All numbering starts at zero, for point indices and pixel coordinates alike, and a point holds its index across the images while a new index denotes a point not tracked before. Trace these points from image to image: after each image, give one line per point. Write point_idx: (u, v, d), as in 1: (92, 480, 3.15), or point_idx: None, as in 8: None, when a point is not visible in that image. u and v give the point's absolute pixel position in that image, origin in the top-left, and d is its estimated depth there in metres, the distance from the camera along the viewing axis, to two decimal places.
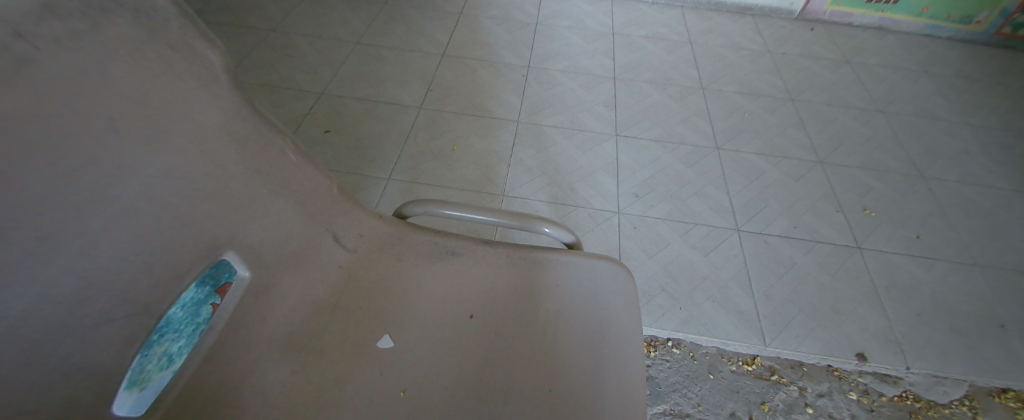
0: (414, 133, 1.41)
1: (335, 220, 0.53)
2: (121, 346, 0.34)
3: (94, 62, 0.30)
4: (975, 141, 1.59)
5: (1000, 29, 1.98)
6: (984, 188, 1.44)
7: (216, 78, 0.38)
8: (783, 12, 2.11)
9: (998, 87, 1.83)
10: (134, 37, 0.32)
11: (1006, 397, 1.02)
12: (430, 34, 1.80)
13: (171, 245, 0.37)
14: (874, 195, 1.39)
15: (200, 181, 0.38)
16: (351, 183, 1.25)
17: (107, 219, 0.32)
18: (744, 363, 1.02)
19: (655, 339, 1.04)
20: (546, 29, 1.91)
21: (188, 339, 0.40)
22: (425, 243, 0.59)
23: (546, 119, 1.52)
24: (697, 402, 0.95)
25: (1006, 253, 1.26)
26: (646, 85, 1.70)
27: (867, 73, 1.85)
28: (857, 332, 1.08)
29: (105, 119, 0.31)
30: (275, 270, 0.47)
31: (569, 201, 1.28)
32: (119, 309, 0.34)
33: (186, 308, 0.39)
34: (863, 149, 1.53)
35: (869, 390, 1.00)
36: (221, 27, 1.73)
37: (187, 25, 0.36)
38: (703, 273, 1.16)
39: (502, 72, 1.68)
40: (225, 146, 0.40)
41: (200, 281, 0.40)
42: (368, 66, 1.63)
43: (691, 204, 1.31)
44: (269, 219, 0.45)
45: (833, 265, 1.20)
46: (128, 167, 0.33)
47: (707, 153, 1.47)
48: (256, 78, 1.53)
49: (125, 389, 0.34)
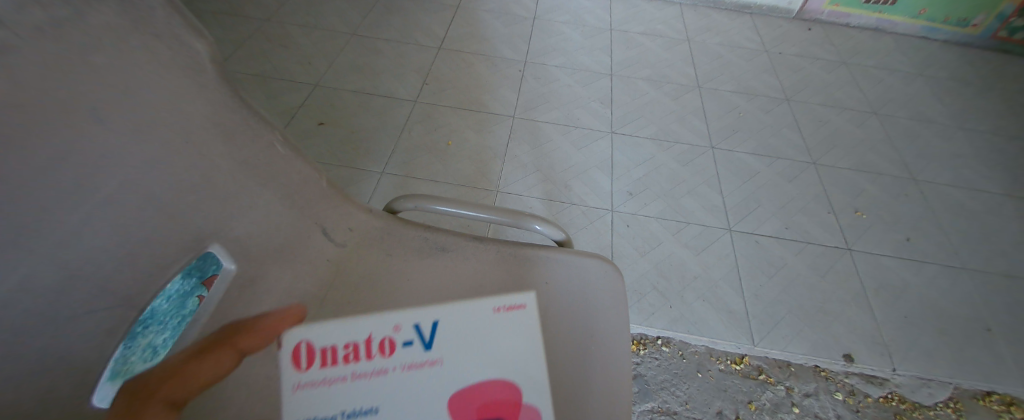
0: (408, 127, 1.41)
1: (323, 214, 0.53)
2: (102, 338, 0.35)
3: (76, 50, 0.30)
4: (967, 144, 1.60)
5: (996, 33, 1.99)
6: (974, 192, 1.45)
7: (203, 69, 0.38)
8: (781, 13, 2.10)
9: (993, 91, 1.84)
10: (117, 26, 0.32)
11: (990, 400, 1.03)
12: (427, 26, 1.79)
13: (155, 236, 0.37)
14: (866, 198, 1.40)
15: (184, 173, 0.38)
16: (344, 177, 1.25)
17: (89, 209, 0.32)
18: (733, 362, 1.03)
19: (645, 337, 1.05)
20: (544, 24, 1.90)
21: (172, 331, 0.43)
22: (414, 239, 0.58)
23: (542, 115, 1.51)
24: (684, 400, 0.96)
25: (995, 258, 1.28)
26: (642, 82, 1.70)
27: (864, 75, 1.85)
28: (845, 333, 1.10)
29: (87, 108, 0.31)
30: (262, 263, 0.48)
31: (564, 198, 1.28)
32: (99, 302, 0.34)
33: (171, 300, 0.43)
34: (856, 151, 1.54)
35: (855, 391, 1.02)
36: (214, 15, 1.70)
37: (173, 14, 0.35)
38: (694, 272, 1.16)
39: (499, 66, 1.67)
40: (211, 138, 0.39)
41: (185, 273, 0.43)
42: (363, 57, 1.62)
43: (684, 203, 1.32)
44: (254, 211, 0.45)
45: (823, 266, 1.21)
46: (110, 157, 0.33)
47: (702, 152, 1.47)
48: (249, 68, 1.52)
49: (107, 380, 0.36)
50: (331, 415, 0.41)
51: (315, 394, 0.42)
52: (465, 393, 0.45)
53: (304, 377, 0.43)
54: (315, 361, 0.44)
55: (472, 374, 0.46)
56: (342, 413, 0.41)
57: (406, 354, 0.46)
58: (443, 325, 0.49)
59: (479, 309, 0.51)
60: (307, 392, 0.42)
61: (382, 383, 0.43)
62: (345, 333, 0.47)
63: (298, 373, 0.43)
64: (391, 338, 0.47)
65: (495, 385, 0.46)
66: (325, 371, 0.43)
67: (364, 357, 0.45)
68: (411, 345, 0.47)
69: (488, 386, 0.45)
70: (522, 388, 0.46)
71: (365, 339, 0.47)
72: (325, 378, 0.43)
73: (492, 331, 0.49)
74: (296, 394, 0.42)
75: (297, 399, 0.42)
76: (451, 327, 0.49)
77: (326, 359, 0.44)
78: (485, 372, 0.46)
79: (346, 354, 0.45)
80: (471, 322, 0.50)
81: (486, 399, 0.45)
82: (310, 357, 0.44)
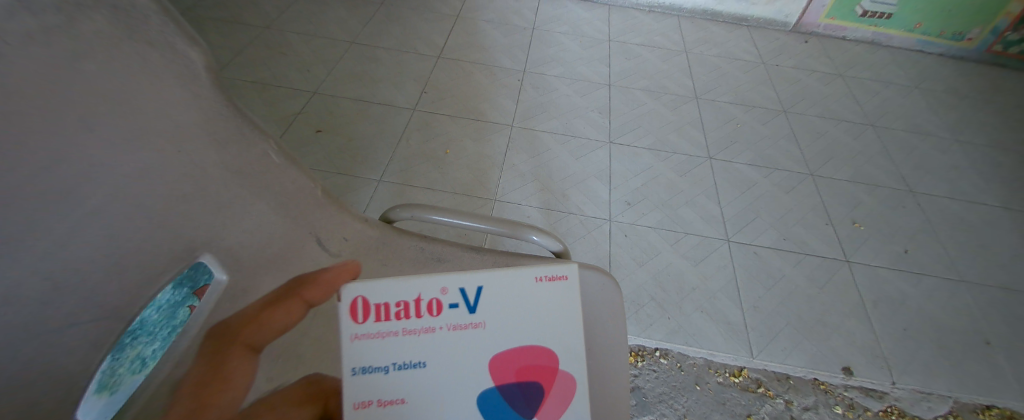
0: (407, 135, 1.41)
1: (318, 223, 0.52)
2: (88, 350, 0.35)
3: (67, 57, 0.29)
4: (963, 157, 1.61)
5: (990, 47, 2.01)
6: (971, 205, 1.45)
7: (197, 77, 0.37)
8: (778, 25, 2.12)
9: (988, 104, 1.86)
10: (108, 34, 0.31)
11: (990, 414, 1.02)
12: (427, 36, 1.80)
13: (143, 245, 0.38)
14: (863, 209, 1.40)
15: (175, 180, 0.38)
16: (342, 185, 1.25)
17: (76, 218, 0.32)
18: (732, 374, 1.02)
19: (643, 349, 1.04)
20: (543, 34, 1.91)
21: (162, 342, 0.43)
22: (410, 249, 0.58)
23: (540, 125, 1.51)
24: (683, 413, 0.96)
25: (993, 271, 1.28)
26: (640, 92, 1.71)
27: (859, 87, 1.86)
28: (844, 345, 1.09)
29: (76, 116, 0.31)
30: (254, 273, 0.48)
31: (562, 207, 1.28)
32: (84, 313, 0.34)
33: (161, 310, 0.42)
34: (853, 162, 1.54)
35: (854, 404, 1.01)
36: (214, 23, 1.71)
37: (167, 22, 0.34)
38: (693, 283, 1.16)
39: (498, 75, 1.67)
40: (205, 146, 0.40)
41: (176, 283, 0.43)
42: (363, 65, 1.62)
43: (682, 214, 1.32)
44: (247, 221, 0.46)
45: (821, 278, 1.21)
46: (99, 165, 0.33)
47: (700, 163, 1.47)
48: (248, 75, 1.52)
49: (92, 393, 0.36)
50: (384, 367, 0.36)
51: (372, 348, 0.36)
52: (510, 361, 0.38)
53: (363, 328, 0.37)
54: (372, 314, 0.37)
55: (517, 342, 0.38)
56: (393, 367, 0.36)
57: (451, 318, 0.38)
58: (492, 286, 0.39)
59: (524, 274, 0.39)
60: (367, 345, 0.36)
61: (431, 344, 0.37)
62: (396, 289, 0.37)
63: (356, 325, 0.37)
64: (438, 298, 0.38)
65: (545, 355, 0.39)
66: (382, 324, 0.37)
67: (415, 316, 0.37)
68: (457, 308, 0.38)
69: (536, 354, 0.39)
70: (566, 363, 0.39)
71: (416, 297, 0.38)
72: (382, 331, 0.37)
73: (540, 300, 0.40)
74: (352, 352, 0.36)
75: (356, 351, 0.36)
76: (502, 290, 0.39)
77: (382, 313, 0.37)
78: (534, 340, 0.39)
79: (397, 313, 0.37)
80: (520, 287, 0.39)
81: (529, 368, 0.39)
82: (365, 311, 0.37)
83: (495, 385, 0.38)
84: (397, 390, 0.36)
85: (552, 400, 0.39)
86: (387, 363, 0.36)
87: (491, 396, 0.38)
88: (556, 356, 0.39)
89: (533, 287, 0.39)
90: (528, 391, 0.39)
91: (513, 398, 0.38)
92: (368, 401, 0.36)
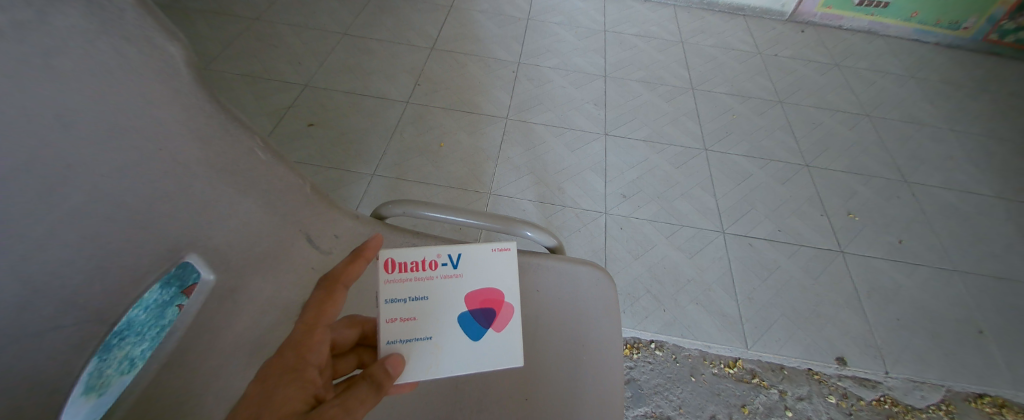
0: (400, 128, 1.39)
1: (308, 221, 0.54)
2: (71, 353, 0.35)
3: (40, 54, 0.29)
4: (958, 146, 1.62)
5: (987, 36, 2.00)
6: (966, 194, 1.46)
7: (175, 74, 0.37)
8: (775, 14, 2.10)
9: (985, 93, 1.85)
10: (84, 28, 0.31)
11: (982, 402, 1.04)
12: (419, 27, 1.77)
13: (128, 247, 0.37)
14: (859, 200, 1.40)
15: (159, 180, 0.38)
16: (335, 179, 1.24)
17: (53, 221, 0.32)
18: (726, 366, 1.03)
19: (638, 341, 1.05)
20: (538, 25, 1.89)
21: (151, 342, 0.43)
22: (403, 244, 0.60)
23: (535, 117, 1.50)
24: (678, 404, 0.97)
25: (987, 260, 1.29)
26: (635, 84, 1.69)
27: (855, 76, 1.86)
28: (839, 336, 1.10)
29: (53, 113, 0.31)
30: (244, 274, 0.48)
31: (557, 200, 1.28)
32: (67, 317, 0.34)
33: (149, 310, 0.43)
34: (848, 153, 1.54)
35: (848, 394, 1.02)
36: (202, 14, 1.68)
37: (144, 15, 0.34)
38: (688, 275, 1.16)
39: (492, 67, 1.66)
40: (187, 143, 0.39)
41: (163, 283, 0.43)
42: (355, 57, 1.60)
43: (678, 206, 1.31)
44: (235, 219, 0.46)
45: (816, 268, 1.22)
46: (76, 166, 0.33)
47: (695, 154, 1.47)
48: (238, 68, 1.50)
49: (80, 394, 0.37)
50: (402, 298, 0.42)
51: (397, 289, 0.42)
52: (477, 293, 0.44)
53: (393, 276, 0.43)
54: (396, 268, 0.43)
55: (482, 283, 0.44)
56: (410, 298, 0.42)
57: (441, 273, 0.44)
58: (469, 252, 0.44)
59: (484, 246, 0.45)
60: (393, 288, 0.42)
61: (431, 289, 0.43)
62: (410, 251, 0.43)
63: (387, 274, 0.43)
64: (432, 259, 0.44)
65: (496, 292, 0.44)
66: (402, 274, 0.43)
67: (421, 269, 0.43)
68: (446, 266, 0.44)
69: (492, 290, 0.44)
70: (511, 296, 0.45)
71: (422, 257, 0.44)
72: (403, 278, 0.43)
73: (499, 266, 0.45)
74: (385, 291, 0.42)
75: (388, 291, 0.42)
76: (476, 256, 0.45)
77: (403, 266, 0.43)
78: (496, 284, 0.44)
79: (412, 266, 0.43)
80: (483, 255, 0.45)
81: (490, 300, 0.44)
82: (389, 267, 0.43)
83: (467, 310, 0.43)
84: (410, 311, 0.42)
85: (506, 317, 0.44)
86: (405, 296, 0.42)
87: (464, 318, 0.43)
88: (501, 290, 0.44)
89: (490, 255, 0.45)
90: (489, 320, 0.44)
91: (480, 320, 0.44)
92: (393, 318, 0.41)
